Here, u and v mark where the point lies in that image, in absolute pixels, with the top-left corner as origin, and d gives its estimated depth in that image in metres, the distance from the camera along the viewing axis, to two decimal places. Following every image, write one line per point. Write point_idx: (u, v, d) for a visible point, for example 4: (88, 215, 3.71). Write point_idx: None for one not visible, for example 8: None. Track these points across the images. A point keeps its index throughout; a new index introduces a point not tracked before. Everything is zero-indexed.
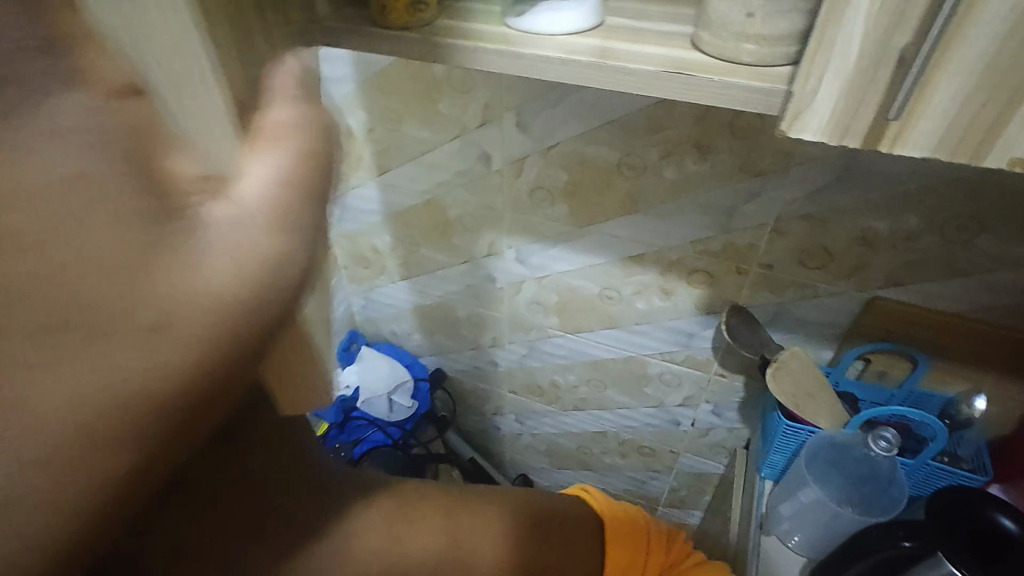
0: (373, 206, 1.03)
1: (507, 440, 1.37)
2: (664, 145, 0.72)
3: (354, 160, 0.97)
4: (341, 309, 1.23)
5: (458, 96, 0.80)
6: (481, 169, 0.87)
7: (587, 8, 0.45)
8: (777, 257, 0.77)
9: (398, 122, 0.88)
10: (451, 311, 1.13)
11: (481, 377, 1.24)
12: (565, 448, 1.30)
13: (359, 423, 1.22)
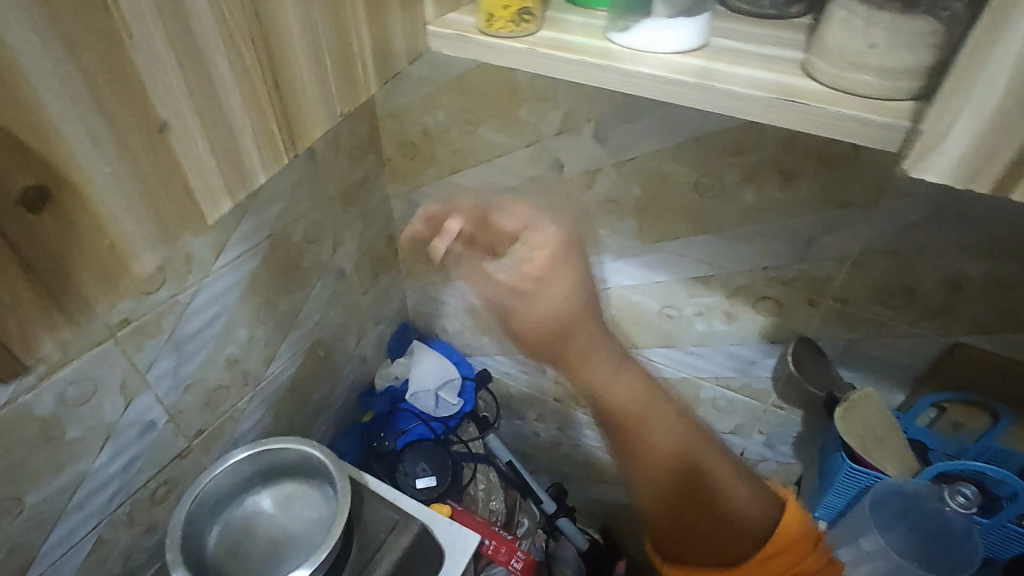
0: (439, 204, 1.05)
1: (546, 448, 1.37)
2: (745, 168, 0.71)
3: (427, 158, 0.99)
4: (397, 301, 1.26)
5: (538, 103, 0.81)
6: (551, 176, 0.88)
7: (694, 29, 0.45)
8: (854, 291, 0.74)
9: (475, 124, 0.89)
10: (504, 314, 1.14)
11: (527, 381, 1.24)
12: (605, 462, 1.29)
13: (404, 414, 1.24)
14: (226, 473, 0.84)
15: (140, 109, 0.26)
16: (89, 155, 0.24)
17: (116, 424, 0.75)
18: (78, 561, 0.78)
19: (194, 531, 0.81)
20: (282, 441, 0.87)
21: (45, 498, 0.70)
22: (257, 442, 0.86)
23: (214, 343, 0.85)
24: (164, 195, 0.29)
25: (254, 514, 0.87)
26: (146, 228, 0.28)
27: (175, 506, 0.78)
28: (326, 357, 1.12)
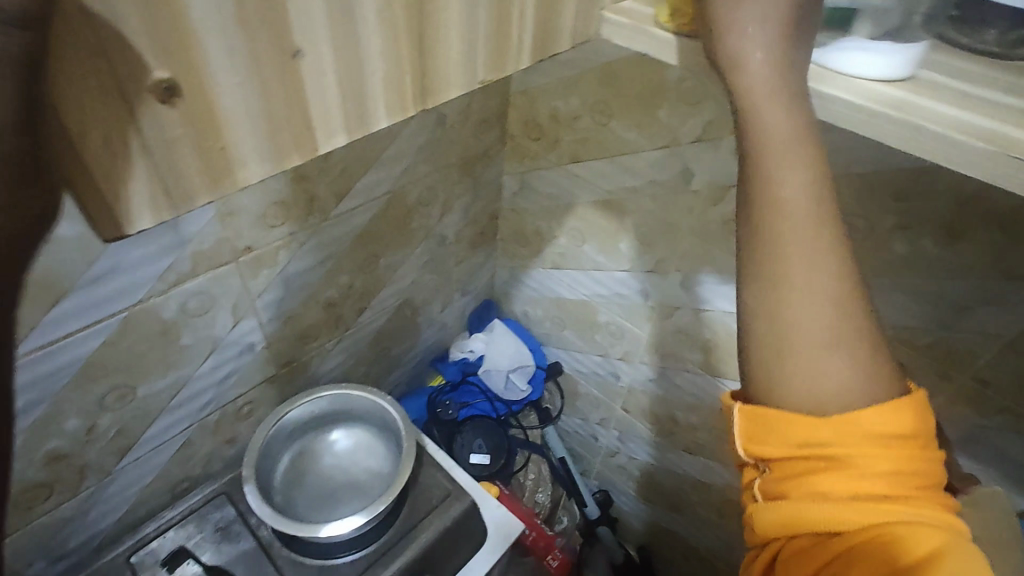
0: (551, 190, 1.03)
1: (600, 454, 1.34)
2: (902, 216, 0.64)
3: (550, 143, 0.97)
4: (486, 277, 1.27)
5: (681, 106, 0.77)
6: (677, 184, 0.84)
7: (902, 56, 0.40)
8: (999, 375, 0.66)
9: (608, 117, 0.86)
10: (591, 313, 1.12)
11: (598, 384, 1.22)
12: (660, 483, 1.24)
13: (472, 388, 1.27)
14: (306, 406, 0.89)
15: (278, 31, 0.26)
16: (220, 59, 0.25)
17: (222, 340, 0.80)
18: (167, 455, 0.85)
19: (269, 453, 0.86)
20: (362, 390, 0.90)
21: (152, 393, 0.76)
22: (339, 385, 0.90)
23: (318, 284, 0.89)
24: (285, 121, 0.29)
25: (322, 451, 0.91)
26: (260, 142, 0.28)
27: (258, 427, 0.83)
28: (411, 317, 1.15)
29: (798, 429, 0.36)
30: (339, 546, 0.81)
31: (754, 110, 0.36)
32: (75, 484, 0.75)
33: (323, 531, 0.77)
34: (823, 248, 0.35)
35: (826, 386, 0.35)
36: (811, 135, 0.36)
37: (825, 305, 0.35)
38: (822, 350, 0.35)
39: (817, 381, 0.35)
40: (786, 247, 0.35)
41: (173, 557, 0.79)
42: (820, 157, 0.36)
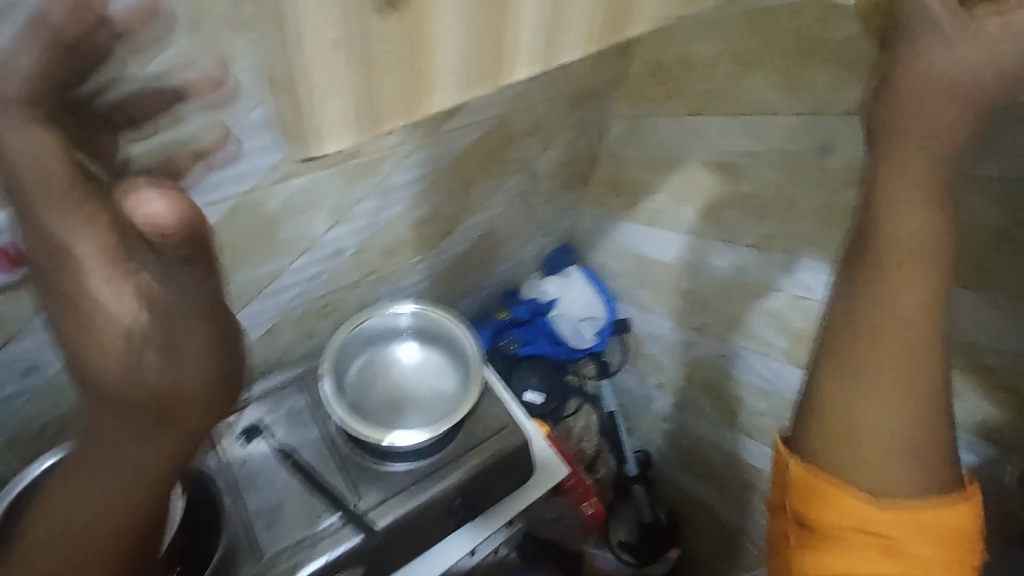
0: (661, 143, 0.97)
1: (649, 416, 1.34)
2: None
3: (672, 90, 0.90)
4: (570, 221, 1.24)
5: (839, 70, 0.68)
6: (809, 157, 0.76)
7: None
8: None
9: (749, 71, 0.78)
10: (675, 279, 1.07)
11: (664, 350, 1.19)
12: (707, 458, 1.23)
13: (537, 328, 1.25)
14: (386, 317, 0.93)
15: None
16: None
17: (316, 239, 0.82)
18: (251, 338, 0.90)
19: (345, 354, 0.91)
20: (441, 313, 0.93)
21: (248, 278, 0.80)
22: (420, 304, 0.93)
23: (412, 201, 0.89)
24: (488, 33, 0.26)
25: (392, 362, 0.94)
26: (461, 55, 0.26)
27: (340, 326, 0.89)
28: (491, 249, 1.14)
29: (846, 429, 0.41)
30: (396, 453, 0.85)
31: (897, 90, 0.36)
32: None
33: (381, 436, 0.81)
34: (918, 267, 0.39)
35: (897, 386, 0.40)
36: (954, 127, 0.35)
37: (914, 296, 0.39)
38: (897, 353, 0.40)
39: (881, 390, 0.40)
40: (885, 255, 0.39)
41: (250, 431, 0.86)
42: (940, 172, 0.38)
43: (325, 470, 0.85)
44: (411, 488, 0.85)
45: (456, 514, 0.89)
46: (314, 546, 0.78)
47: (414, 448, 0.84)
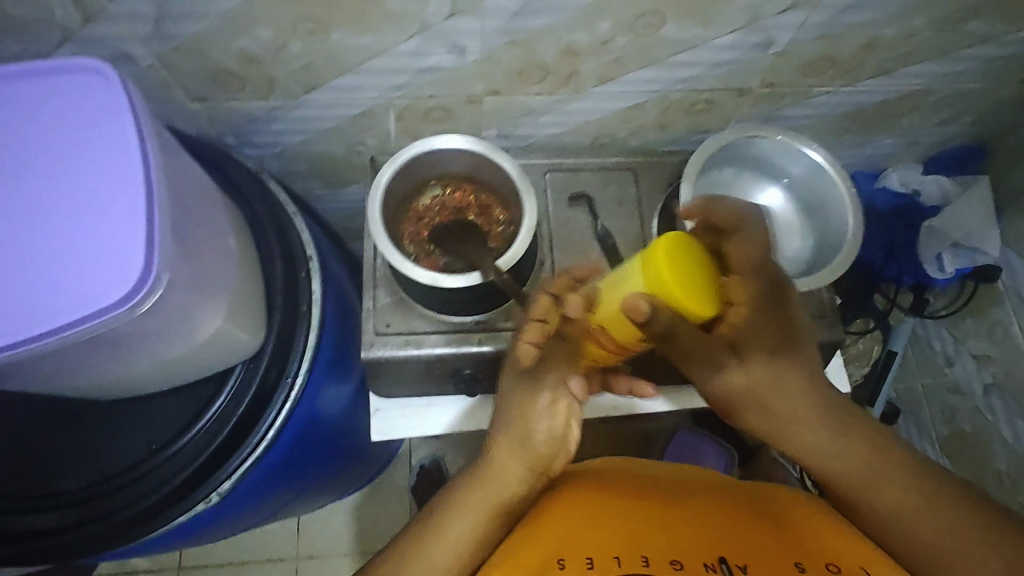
0: None
1: (936, 376, 1.15)
2: None
3: None
4: (1011, 119, 0.93)
5: None
6: None
7: None
8: None
9: None
10: None
11: None
12: (987, 450, 1.05)
13: (884, 227, 1.03)
14: (781, 150, 0.75)
15: None
16: None
17: (761, 19, 0.68)
18: (616, 107, 0.82)
19: (714, 158, 0.78)
20: (844, 186, 0.73)
21: (669, 38, 0.69)
22: (830, 160, 0.73)
23: (888, 13, 0.69)
24: None
25: (749, 193, 0.80)
26: None
27: (734, 129, 0.73)
28: (898, 114, 0.90)
29: (768, 422, 0.62)
30: None
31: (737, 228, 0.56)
32: (555, 86, 0.76)
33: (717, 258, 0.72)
34: (789, 376, 0.61)
35: (818, 439, 0.62)
36: (769, 263, 0.55)
37: (793, 399, 0.61)
38: (798, 424, 0.62)
39: (809, 435, 0.62)
40: (763, 377, 0.61)
41: (578, 198, 0.86)
42: (758, 256, 0.55)
43: None
44: None
45: None
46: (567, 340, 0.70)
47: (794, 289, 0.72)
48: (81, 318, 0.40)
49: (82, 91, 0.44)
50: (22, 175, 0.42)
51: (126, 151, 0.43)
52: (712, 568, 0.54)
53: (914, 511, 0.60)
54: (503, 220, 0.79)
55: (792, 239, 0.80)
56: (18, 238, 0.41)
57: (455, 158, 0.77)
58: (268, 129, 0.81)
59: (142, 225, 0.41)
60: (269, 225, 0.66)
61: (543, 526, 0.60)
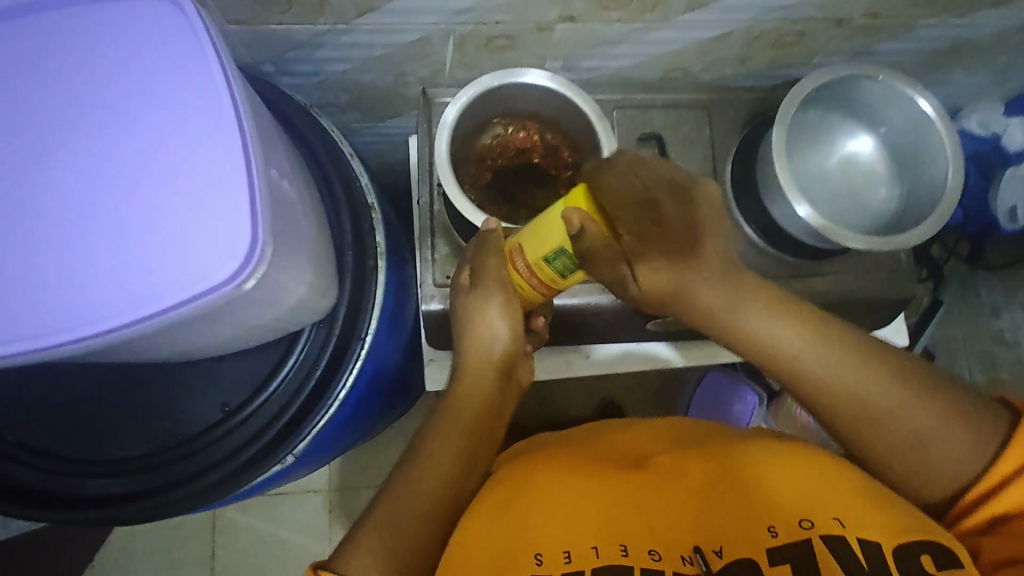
0: None
1: (980, 325, 1.13)
2: None
3: None
4: None
5: None
6: None
7: None
8: None
9: None
10: None
11: None
12: None
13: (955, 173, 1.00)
14: (887, 94, 0.69)
15: None
16: None
17: None
18: (698, 38, 0.74)
19: (811, 97, 0.73)
20: (951, 142, 0.66)
21: None
22: (940, 111, 0.66)
23: None
24: None
25: (841, 139, 0.76)
26: None
27: (840, 65, 0.67)
28: (998, 50, 0.82)
29: (707, 324, 0.54)
30: (781, 237, 0.77)
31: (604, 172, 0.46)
32: (637, 13, 0.68)
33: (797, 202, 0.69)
34: (699, 266, 0.51)
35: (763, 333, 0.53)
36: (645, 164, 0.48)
37: (715, 291, 0.52)
38: (734, 311, 0.53)
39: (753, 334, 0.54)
40: (681, 273, 0.51)
41: (648, 138, 0.80)
42: (629, 167, 0.47)
43: None
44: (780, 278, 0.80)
45: None
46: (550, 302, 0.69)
47: (883, 250, 0.67)
48: (200, 293, 0.39)
49: (173, 53, 0.42)
50: (124, 146, 0.41)
51: (223, 117, 0.41)
52: (689, 563, 0.49)
53: (875, 391, 0.52)
54: (570, 164, 0.74)
55: (878, 188, 0.75)
56: (130, 216, 0.40)
57: (521, 94, 0.70)
58: (310, 58, 0.72)
59: (247, 195, 0.40)
60: (329, 170, 0.61)
61: (488, 513, 0.55)
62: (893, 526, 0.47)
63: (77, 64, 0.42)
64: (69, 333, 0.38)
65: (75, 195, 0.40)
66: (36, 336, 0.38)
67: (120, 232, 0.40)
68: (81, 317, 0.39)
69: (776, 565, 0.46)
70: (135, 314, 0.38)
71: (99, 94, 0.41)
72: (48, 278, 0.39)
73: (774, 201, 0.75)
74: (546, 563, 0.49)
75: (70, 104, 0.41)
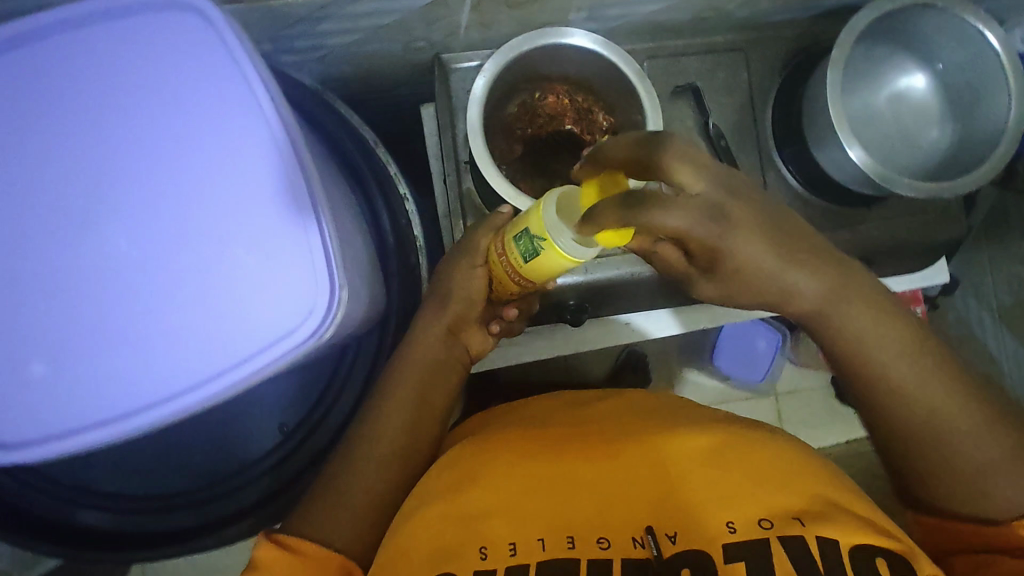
0: None
1: (1008, 247, 1.01)
2: None
3: None
4: None
5: None
6: None
7: None
8: None
9: None
10: None
11: None
12: None
13: None
14: (947, 25, 0.64)
15: None
16: None
17: None
18: None
19: (866, 29, 0.68)
20: (1014, 78, 0.61)
21: None
22: (1003, 45, 0.60)
23: None
24: None
25: (890, 76, 0.72)
26: None
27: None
28: None
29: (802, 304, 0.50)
30: (827, 187, 0.74)
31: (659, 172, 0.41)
32: None
33: (849, 143, 0.65)
34: (803, 243, 0.47)
35: (856, 317, 0.50)
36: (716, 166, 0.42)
37: (819, 267, 0.48)
38: (831, 294, 0.49)
39: (848, 316, 0.50)
40: (791, 247, 0.46)
41: (682, 90, 0.75)
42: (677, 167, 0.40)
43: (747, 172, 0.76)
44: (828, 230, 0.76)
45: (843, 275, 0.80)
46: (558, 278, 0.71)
47: (941, 196, 0.63)
48: (284, 337, 0.41)
49: (223, 104, 0.42)
50: (194, 206, 0.42)
51: (284, 166, 0.42)
52: (640, 545, 0.45)
53: (936, 400, 0.50)
54: (606, 129, 0.69)
55: (929, 129, 0.71)
56: (194, 271, 0.42)
57: (551, 56, 0.65)
58: (313, 33, 0.65)
59: (321, 243, 0.42)
60: (365, 173, 0.62)
61: (438, 499, 0.49)
62: (858, 526, 0.44)
63: (129, 121, 0.42)
64: (177, 394, 0.41)
65: (156, 260, 0.42)
66: (147, 399, 0.41)
67: (206, 292, 0.42)
68: (184, 377, 0.41)
69: (729, 562, 0.43)
70: (234, 370, 0.41)
71: (160, 156, 0.42)
72: (144, 343, 0.42)
73: (820, 149, 0.71)
74: (489, 558, 0.45)
75: (135, 169, 0.42)
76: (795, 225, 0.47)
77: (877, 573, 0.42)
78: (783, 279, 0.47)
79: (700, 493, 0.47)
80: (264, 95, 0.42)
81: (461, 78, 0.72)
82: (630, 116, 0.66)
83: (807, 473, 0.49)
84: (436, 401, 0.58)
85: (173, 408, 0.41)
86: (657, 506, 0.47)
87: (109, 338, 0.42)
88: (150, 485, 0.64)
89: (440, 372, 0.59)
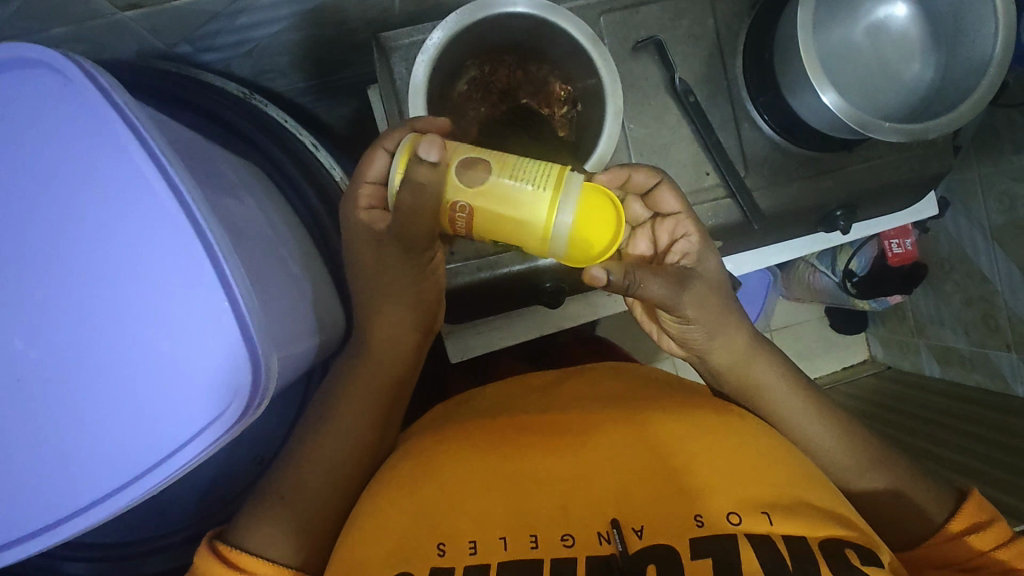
0: None
1: (998, 165, 0.97)
2: None
3: None
4: None
5: None
6: None
7: None
8: None
9: None
10: None
11: None
12: None
13: None
14: None
15: None
16: None
17: None
18: None
19: None
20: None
21: None
22: None
23: None
24: None
25: (868, 12, 0.68)
26: None
27: None
28: None
29: (709, 337, 0.60)
30: (806, 135, 0.69)
31: (652, 200, 0.61)
32: None
33: (825, 88, 0.60)
34: (715, 282, 0.59)
35: (741, 356, 0.61)
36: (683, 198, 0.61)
37: (718, 306, 0.59)
38: (726, 326, 0.60)
39: (736, 348, 0.61)
40: (706, 283, 0.58)
41: (644, 44, 0.69)
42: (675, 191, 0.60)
43: (718, 127, 0.72)
44: (810, 181, 0.72)
45: (829, 223, 0.76)
46: (500, 264, 0.69)
47: (926, 136, 0.58)
48: (216, 416, 0.39)
49: (104, 172, 0.38)
50: (91, 287, 0.38)
51: (175, 226, 0.38)
52: (605, 540, 0.44)
53: (827, 441, 0.58)
54: (564, 99, 0.65)
55: (911, 63, 0.66)
56: (106, 358, 0.39)
57: (496, 27, 0.60)
58: (233, 30, 0.60)
59: (231, 307, 0.38)
60: (303, 182, 0.62)
61: (397, 503, 0.48)
62: (822, 522, 0.46)
63: (14, 207, 0.38)
64: (121, 488, 0.39)
65: (65, 356, 0.39)
66: (95, 495, 0.39)
67: (120, 379, 0.39)
68: (122, 472, 0.39)
69: (697, 558, 0.42)
70: (175, 457, 0.39)
71: (52, 239, 0.38)
72: (74, 439, 0.39)
73: (796, 96, 0.65)
74: (447, 555, 0.44)
75: (22, 258, 0.38)
76: (715, 263, 0.60)
77: (849, 561, 0.43)
78: (705, 309, 0.58)
79: (662, 489, 0.47)
80: (141, 150, 0.38)
81: (403, 58, 0.65)
82: (586, 82, 0.62)
83: (771, 457, 0.50)
84: (380, 415, 0.59)
85: (123, 500, 0.39)
86: (618, 498, 0.47)
87: (31, 443, 0.39)
88: (150, 521, 0.65)
89: (389, 392, 0.60)
